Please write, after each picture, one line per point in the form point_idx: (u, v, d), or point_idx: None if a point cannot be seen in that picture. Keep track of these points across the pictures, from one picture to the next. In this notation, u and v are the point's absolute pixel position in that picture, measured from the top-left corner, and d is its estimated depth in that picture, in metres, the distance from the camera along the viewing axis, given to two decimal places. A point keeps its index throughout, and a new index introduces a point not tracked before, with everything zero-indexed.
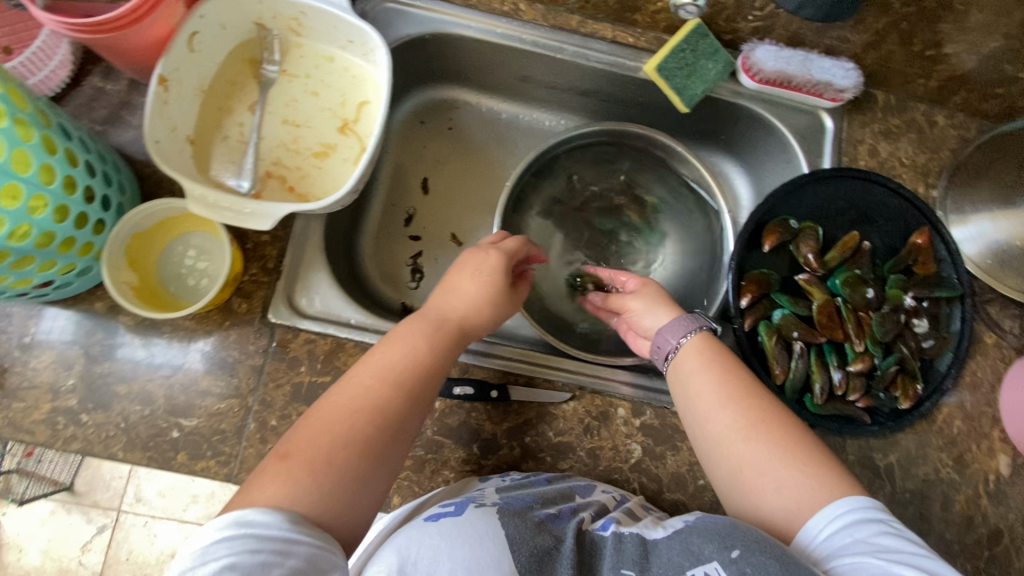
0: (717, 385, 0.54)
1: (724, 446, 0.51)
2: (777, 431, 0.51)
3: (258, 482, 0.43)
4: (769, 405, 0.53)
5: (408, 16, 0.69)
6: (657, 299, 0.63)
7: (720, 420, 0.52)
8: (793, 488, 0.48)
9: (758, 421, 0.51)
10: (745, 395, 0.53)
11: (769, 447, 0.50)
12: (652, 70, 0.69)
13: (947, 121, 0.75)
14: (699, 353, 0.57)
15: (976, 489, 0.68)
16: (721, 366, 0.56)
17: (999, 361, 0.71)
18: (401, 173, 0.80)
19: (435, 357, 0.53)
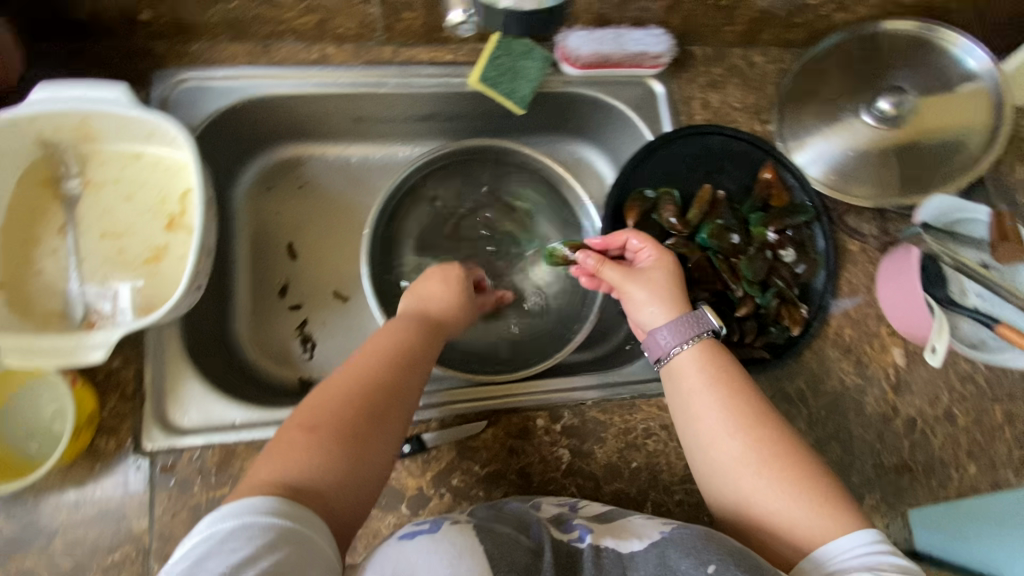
0: (722, 410, 0.54)
1: (730, 476, 0.52)
2: (785, 460, 0.51)
3: (263, 465, 0.46)
4: (780, 437, 0.53)
5: (212, 91, 0.66)
6: (661, 288, 0.61)
7: (727, 446, 0.53)
8: (800, 519, 0.48)
9: (768, 452, 0.51)
10: (755, 425, 0.53)
11: (772, 478, 0.50)
12: (477, 83, 0.69)
13: (764, 58, 0.79)
14: (708, 368, 0.57)
15: (881, 386, 0.73)
16: (730, 389, 0.55)
17: (869, 263, 0.76)
18: (263, 245, 0.76)
19: (418, 343, 0.59)
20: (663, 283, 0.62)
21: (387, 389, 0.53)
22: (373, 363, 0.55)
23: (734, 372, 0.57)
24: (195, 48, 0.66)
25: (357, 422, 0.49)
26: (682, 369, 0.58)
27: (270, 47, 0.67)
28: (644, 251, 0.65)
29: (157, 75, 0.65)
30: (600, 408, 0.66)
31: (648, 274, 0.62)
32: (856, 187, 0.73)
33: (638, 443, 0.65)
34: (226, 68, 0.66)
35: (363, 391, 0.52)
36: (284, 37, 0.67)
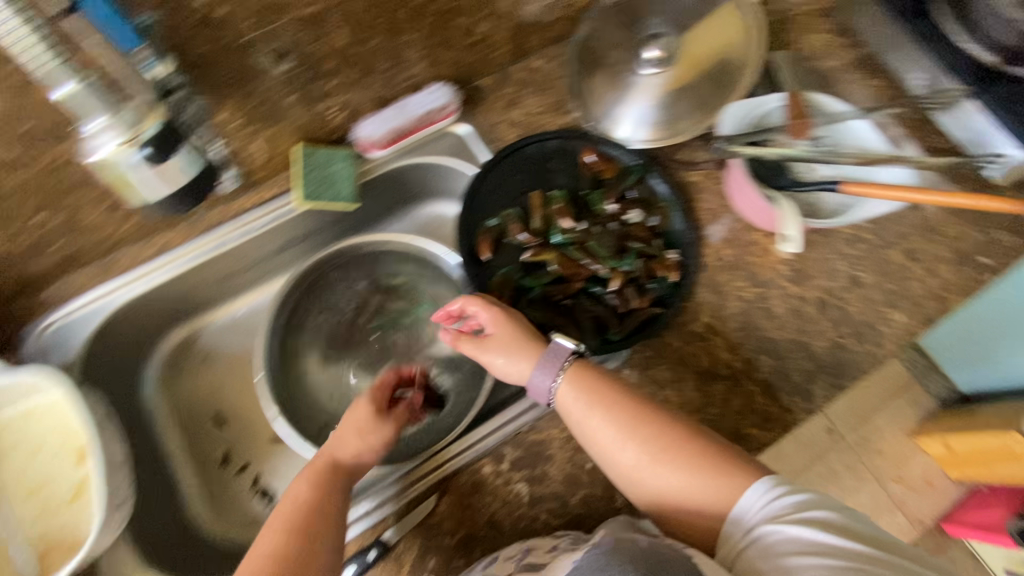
0: (611, 426, 0.58)
1: (642, 478, 0.56)
2: (676, 445, 0.56)
3: None
4: (671, 429, 0.57)
5: (78, 321, 0.71)
6: (517, 343, 0.63)
7: (626, 457, 0.57)
8: (706, 495, 0.53)
9: (658, 445, 0.56)
10: (642, 428, 0.57)
11: (674, 468, 0.55)
12: (303, 203, 0.75)
13: (544, 60, 0.86)
14: (584, 396, 0.59)
15: (781, 284, 0.76)
16: (612, 402, 0.59)
17: (718, 184, 0.80)
18: (192, 426, 0.80)
19: (323, 493, 0.57)
20: (511, 337, 0.64)
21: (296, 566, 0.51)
22: (277, 539, 0.52)
23: (607, 385, 0.60)
24: (49, 293, 0.71)
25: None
26: (567, 406, 0.60)
27: (113, 260, 0.73)
28: (483, 316, 0.65)
29: (26, 333, 0.70)
30: (536, 429, 0.68)
31: (500, 336, 0.64)
32: (675, 129, 0.77)
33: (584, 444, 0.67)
34: (81, 297, 0.72)
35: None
36: (120, 246, 0.72)
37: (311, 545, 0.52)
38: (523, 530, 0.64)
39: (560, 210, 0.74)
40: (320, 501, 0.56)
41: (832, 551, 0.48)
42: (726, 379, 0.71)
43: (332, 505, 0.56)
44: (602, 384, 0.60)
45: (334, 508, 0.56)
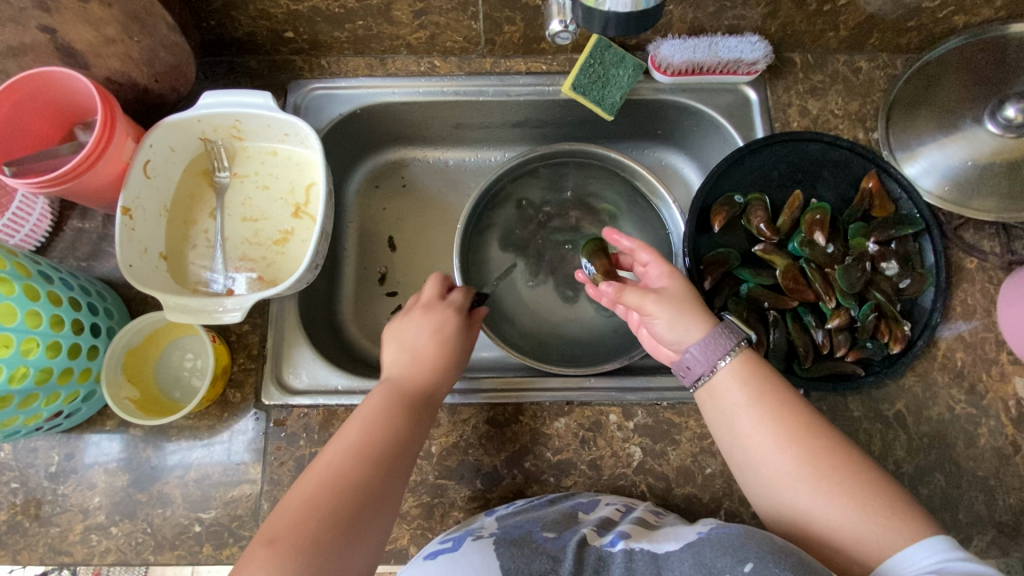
0: (761, 419, 0.52)
1: (782, 484, 0.50)
2: (835, 464, 0.49)
3: (244, 565, 0.43)
4: (835, 447, 0.50)
5: (336, 97, 0.75)
6: (687, 304, 0.56)
7: (781, 465, 0.50)
8: (857, 530, 0.46)
9: (812, 455, 0.49)
10: (804, 435, 0.50)
11: (824, 488, 0.48)
12: (570, 91, 0.73)
13: (870, 64, 0.76)
14: (745, 380, 0.53)
15: (1000, 418, 0.66)
16: (775, 403, 0.52)
17: (989, 283, 0.69)
18: (367, 236, 0.84)
19: (407, 425, 0.55)
20: (682, 294, 0.57)
21: (365, 484, 0.49)
22: (351, 459, 0.51)
23: (768, 376, 0.54)
24: (325, 62, 0.76)
25: (344, 536, 0.46)
26: (724, 387, 0.54)
27: (386, 60, 0.76)
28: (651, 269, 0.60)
29: (293, 85, 0.75)
30: (675, 410, 0.66)
31: (672, 289, 0.57)
32: (978, 199, 0.68)
33: (714, 450, 0.64)
34: (349, 78, 0.75)
35: (343, 500, 0.48)
36: (398, 50, 0.75)
37: (381, 467, 0.51)
38: (619, 489, 0.63)
39: (817, 222, 0.67)
40: (398, 432, 0.54)
41: None
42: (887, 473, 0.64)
43: (411, 442, 0.55)
44: (760, 374, 0.54)
45: (410, 436, 0.55)
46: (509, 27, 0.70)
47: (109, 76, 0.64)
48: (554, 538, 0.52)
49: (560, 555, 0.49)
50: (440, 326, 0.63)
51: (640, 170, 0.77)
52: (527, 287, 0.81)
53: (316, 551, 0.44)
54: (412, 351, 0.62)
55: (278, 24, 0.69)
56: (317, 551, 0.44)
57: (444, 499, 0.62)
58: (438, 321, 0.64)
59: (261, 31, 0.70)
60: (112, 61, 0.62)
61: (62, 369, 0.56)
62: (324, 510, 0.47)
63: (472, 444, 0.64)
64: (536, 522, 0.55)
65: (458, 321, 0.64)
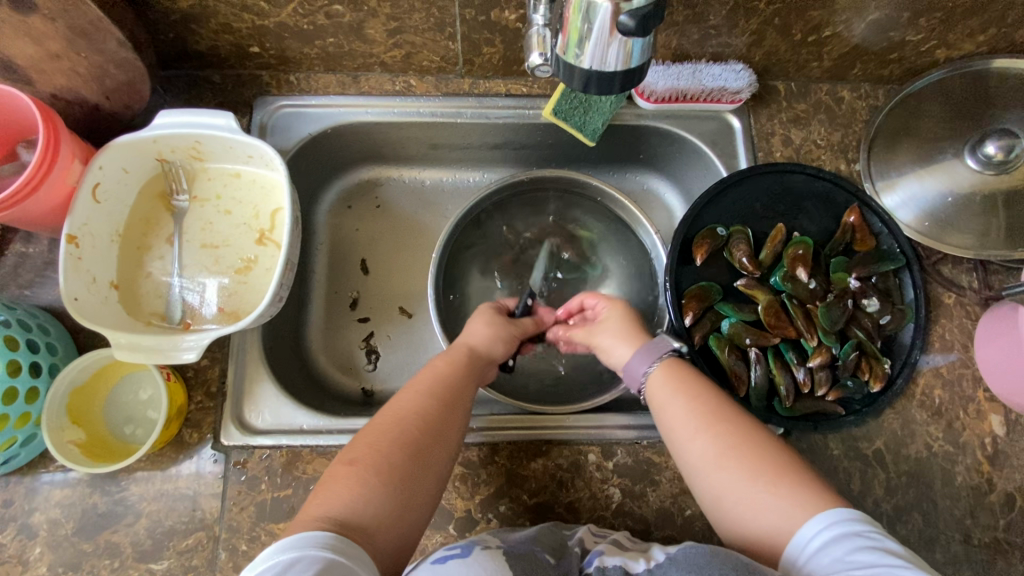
0: (698, 429, 0.52)
1: (705, 477, 0.50)
2: (754, 454, 0.49)
3: (320, 494, 0.45)
4: (783, 457, 0.49)
5: (304, 116, 0.71)
6: (621, 324, 0.63)
7: (751, 497, 0.47)
8: (773, 516, 0.45)
9: (733, 444, 0.50)
10: (756, 453, 0.49)
11: (765, 486, 0.47)
12: (550, 115, 0.71)
13: (853, 94, 0.75)
14: (673, 381, 0.56)
15: (976, 455, 0.66)
16: (723, 431, 0.51)
17: (966, 319, 0.69)
18: (339, 258, 0.81)
19: (464, 375, 0.58)
20: (618, 319, 0.64)
21: (429, 417, 0.52)
22: (418, 395, 0.54)
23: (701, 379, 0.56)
24: (294, 78, 0.72)
25: (414, 466, 0.48)
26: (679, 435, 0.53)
27: (359, 78, 0.72)
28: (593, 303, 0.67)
29: (260, 101, 0.71)
30: (655, 449, 0.64)
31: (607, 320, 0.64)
32: (956, 234, 0.68)
33: None
34: (320, 96, 0.72)
35: (413, 429, 0.50)
36: (373, 68, 0.71)
37: (448, 405, 0.54)
38: None
39: (798, 257, 0.66)
40: (456, 380, 0.57)
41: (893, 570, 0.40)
42: (866, 513, 0.63)
43: (469, 392, 0.57)
44: (688, 376, 0.56)
45: (469, 386, 0.57)
46: (488, 48, 0.67)
47: (55, 92, 0.59)
48: (556, 565, 0.49)
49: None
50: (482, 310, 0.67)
51: (624, 197, 0.75)
52: None
53: (392, 476, 0.47)
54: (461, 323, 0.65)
55: (243, 39, 0.65)
56: (391, 476, 0.47)
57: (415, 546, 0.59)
58: (493, 315, 0.66)
59: (225, 46, 0.66)
60: (58, 77, 0.57)
61: None
62: (398, 440, 0.49)
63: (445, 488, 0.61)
64: (537, 544, 0.52)
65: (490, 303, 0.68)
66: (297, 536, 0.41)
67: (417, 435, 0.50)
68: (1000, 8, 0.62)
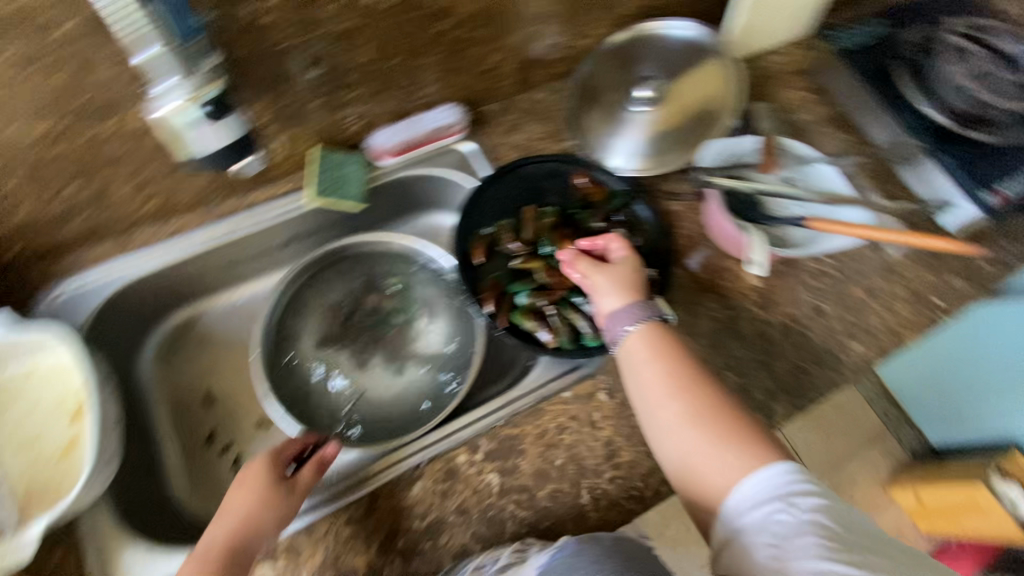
0: (663, 378, 0.63)
1: (677, 433, 0.61)
2: (720, 420, 0.61)
3: None
4: (730, 415, 0.61)
5: (89, 290, 0.75)
6: (625, 280, 0.70)
7: (693, 441, 0.60)
8: (725, 465, 0.58)
9: (704, 413, 0.61)
10: (709, 410, 0.61)
11: (709, 431, 0.60)
12: (313, 200, 0.81)
13: (547, 93, 0.94)
14: (646, 347, 0.66)
15: (749, 308, 0.81)
16: (685, 388, 0.63)
17: (696, 215, 0.87)
18: (183, 403, 0.82)
19: None
20: (623, 278, 0.71)
21: None
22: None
23: (675, 346, 0.66)
24: (66, 262, 0.75)
25: None
26: (636, 362, 0.65)
27: (130, 237, 0.78)
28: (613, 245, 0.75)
29: (42, 295, 0.75)
30: (511, 424, 0.72)
31: (621, 267, 0.72)
32: (666, 158, 0.86)
33: (556, 442, 0.71)
34: (97, 267, 0.76)
35: None
36: (139, 224, 0.77)
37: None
38: (491, 519, 0.66)
39: (551, 225, 0.81)
40: None
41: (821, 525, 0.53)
42: None
43: None
44: (662, 340, 0.66)
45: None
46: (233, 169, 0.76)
47: None
48: None
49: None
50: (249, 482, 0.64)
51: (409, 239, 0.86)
52: (355, 380, 0.84)
53: None
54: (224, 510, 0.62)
55: None
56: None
57: None
58: (247, 500, 0.62)
59: None
60: None
61: None
62: None
63: (340, 553, 0.64)
64: None
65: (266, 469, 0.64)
66: None
67: None
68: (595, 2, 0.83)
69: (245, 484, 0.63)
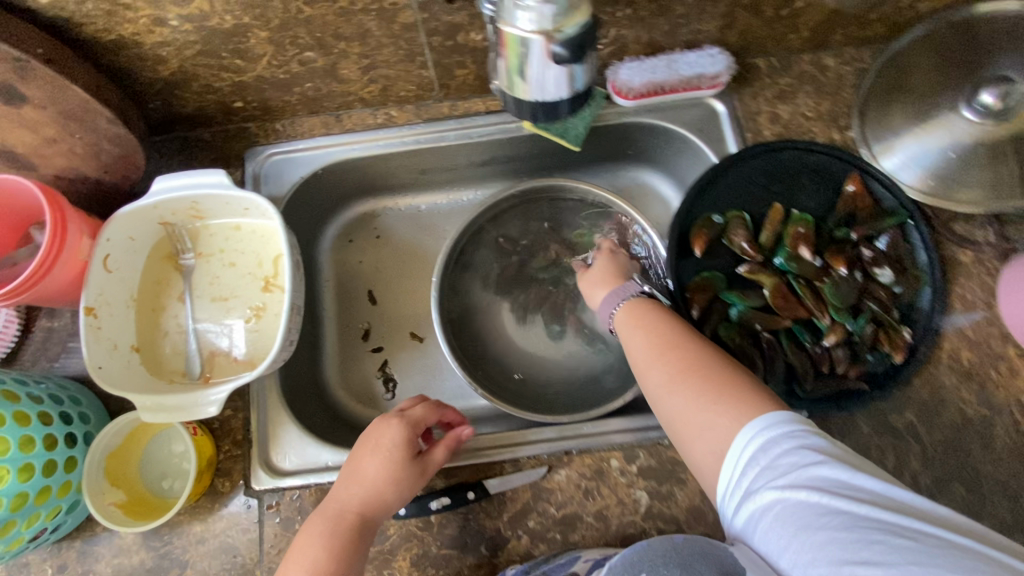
0: (645, 351, 0.55)
1: (683, 428, 0.50)
2: (706, 374, 0.51)
3: None
4: (721, 369, 0.51)
5: (295, 160, 0.73)
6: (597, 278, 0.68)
7: (655, 379, 0.53)
8: (722, 439, 0.47)
9: (685, 373, 0.52)
10: (693, 370, 0.52)
11: (688, 392, 0.50)
12: (531, 126, 0.71)
13: (838, 61, 0.74)
14: (646, 334, 0.56)
15: (1015, 415, 0.63)
16: (672, 356, 0.54)
17: (986, 275, 0.67)
18: (347, 292, 0.83)
19: (338, 560, 0.53)
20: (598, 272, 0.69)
21: None
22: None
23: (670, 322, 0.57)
24: (280, 126, 0.74)
25: None
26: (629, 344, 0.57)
27: (342, 116, 0.74)
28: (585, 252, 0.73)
29: (250, 153, 0.73)
30: (678, 447, 0.63)
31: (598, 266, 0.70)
32: (962, 190, 0.66)
33: None
34: (307, 139, 0.73)
35: None
36: (353, 105, 0.73)
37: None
38: (629, 538, 0.60)
39: (800, 236, 0.65)
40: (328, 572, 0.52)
41: (836, 498, 0.41)
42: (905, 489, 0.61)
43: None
44: (676, 343, 0.55)
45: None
46: (461, 71, 0.68)
47: (58, 173, 0.62)
48: None
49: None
50: (381, 442, 0.59)
51: (614, 197, 0.75)
52: (512, 328, 0.78)
53: None
54: (351, 467, 0.58)
55: (224, 96, 0.67)
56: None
57: (449, 569, 0.60)
58: (384, 474, 0.58)
59: (211, 105, 0.68)
60: (58, 159, 0.60)
61: (39, 489, 0.54)
62: None
63: (472, 509, 0.62)
64: None
65: (402, 439, 0.59)
66: None
67: None
68: None
69: (376, 448, 0.59)
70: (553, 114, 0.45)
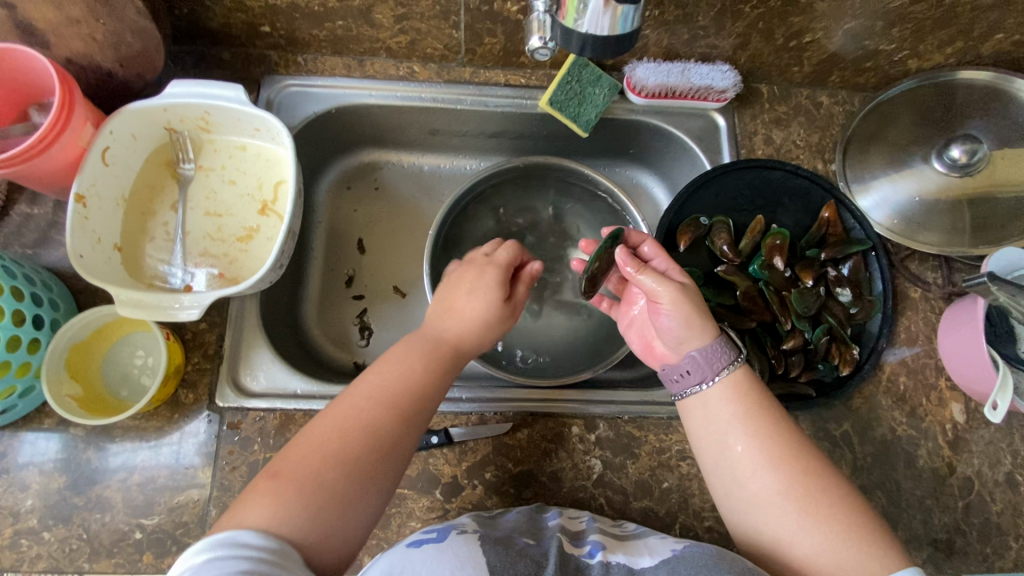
0: (756, 433, 0.53)
1: (771, 511, 0.51)
2: (813, 467, 0.52)
3: (249, 499, 0.46)
4: (828, 472, 0.52)
5: (310, 95, 0.74)
6: (700, 303, 0.59)
7: (765, 473, 0.52)
8: (819, 542, 0.49)
9: (799, 471, 0.52)
10: (798, 460, 0.52)
11: (797, 492, 0.51)
12: (547, 105, 0.74)
13: (830, 100, 0.80)
14: (741, 402, 0.55)
15: (937, 440, 0.70)
16: (781, 443, 0.53)
17: (931, 312, 0.73)
18: (337, 237, 0.83)
19: (432, 378, 0.56)
20: (698, 294, 0.60)
21: (379, 427, 0.51)
22: (375, 405, 0.52)
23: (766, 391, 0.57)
24: (302, 59, 0.74)
25: (350, 483, 0.48)
26: (715, 400, 0.56)
27: (365, 62, 0.75)
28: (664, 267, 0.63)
29: (267, 80, 0.73)
30: (636, 424, 0.67)
31: (690, 286, 0.60)
32: (924, 233, 0.73)
33: (671, 464, 0.65)
34: (326, 77, 0.74)
35: (356, 445, 0.50)
36: (378, 53, 0.74)
37: (407, 424, 0.53)
38: (578, 501, 0.63)
39: (776, 246, 0.70)
40: (422, 386, 0.55)
41: None
42: None
43: (432, 397, 0.56)
44: (767, 407, 0.55)
45: (428, 402, 0.55)
46: (490, 39, 0.71)
47: (71, 57, 0.61)
48: (535, 545, 0.51)
49: (543, 560, 0.49)
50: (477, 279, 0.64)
51: (612, 186, 0.78)
52: None
53: (324, 498, 0.47)
54: (449, 300, 0.63)
55: (254, 17, 0.68)
56: (331, 493, 0.47)
57: (401, 509, 0.61)
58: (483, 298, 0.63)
59: (238, 24, 0.69)
60: (74, 42, 0.59)
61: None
62: (339, 460, 0.49)
63: (432, 454, 0.63)
64: (516, 529, 0.54)
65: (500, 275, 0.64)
66: (229, 537, 0.42)
67: (357, 449, 0.50)
68: (966, 22, 0.67)
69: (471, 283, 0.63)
70: (602, 53, 0.47)
